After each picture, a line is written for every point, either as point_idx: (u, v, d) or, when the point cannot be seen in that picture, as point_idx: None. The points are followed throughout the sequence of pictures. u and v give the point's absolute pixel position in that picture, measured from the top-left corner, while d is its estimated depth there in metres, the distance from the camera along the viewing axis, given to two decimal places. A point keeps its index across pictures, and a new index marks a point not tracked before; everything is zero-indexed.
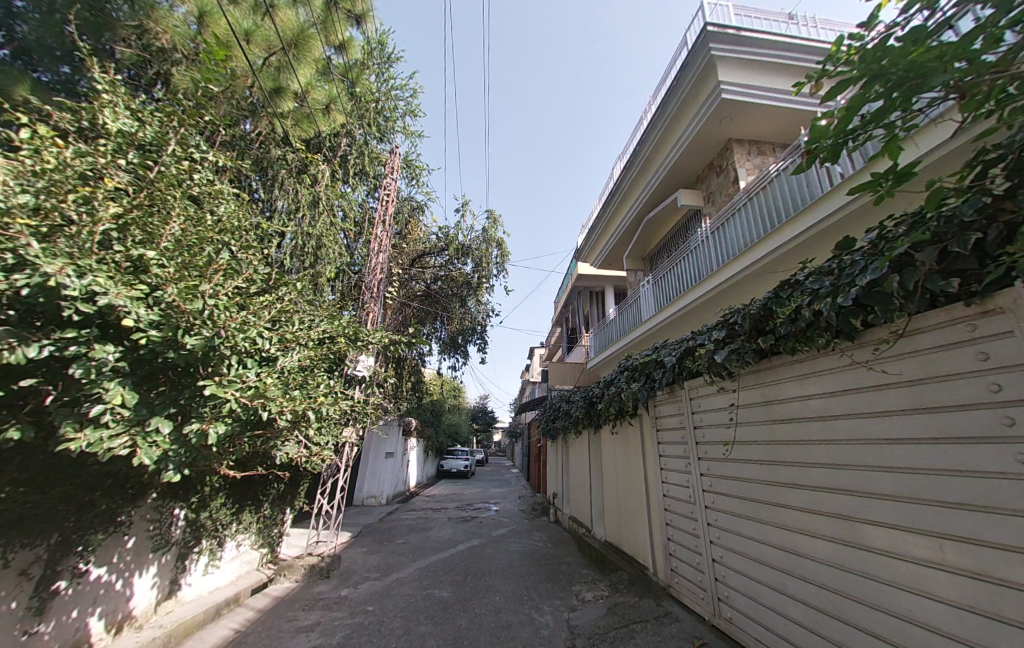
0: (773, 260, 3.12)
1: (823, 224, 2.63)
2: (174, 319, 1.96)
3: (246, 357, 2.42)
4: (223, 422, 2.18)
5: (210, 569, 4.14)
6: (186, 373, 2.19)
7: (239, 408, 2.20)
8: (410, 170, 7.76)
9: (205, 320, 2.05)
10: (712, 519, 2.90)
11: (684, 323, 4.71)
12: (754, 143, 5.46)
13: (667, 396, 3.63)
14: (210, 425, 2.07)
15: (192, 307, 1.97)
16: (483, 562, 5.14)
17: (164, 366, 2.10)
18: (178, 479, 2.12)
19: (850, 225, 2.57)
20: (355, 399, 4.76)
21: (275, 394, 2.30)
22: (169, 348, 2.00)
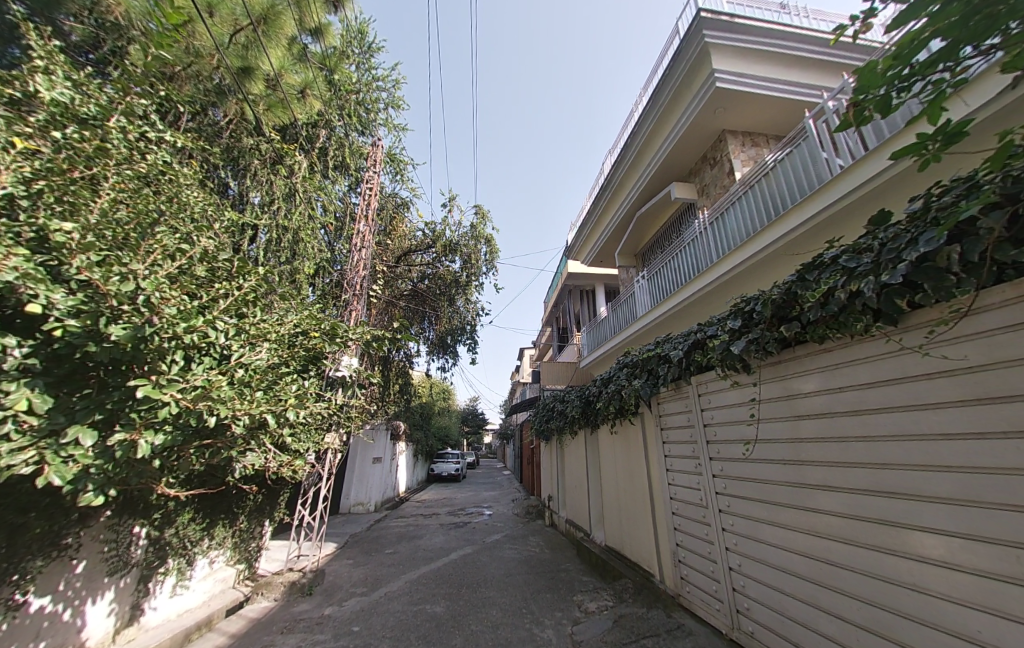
0: (794, 240, 2.92)
1: (856, 196, 2.43)
2: (97, 305, 1.63)
3: (199, 354, 2.10)
4: (160, 432, 1.83)
5: (178, 590, 3.78)
6: (118, 372, 1.86)
7: (180, 413, 1.87)
8: (393, 164, 7.44)
9: (138, 307, 1.72)
10: (727, 524, 2.70)
11: (687, 314, 4.50)
12: (748, 135, 5.27)
13: (673, 393, 3.43)
14: (140, 436, 1.72)
15: (121, 290, 1.65)
16: (478, 571, 4.86)
17: (90, 363, 1.79)
18: (101, 502, 1.77)
19: (890, 193, 2.35)
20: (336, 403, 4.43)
21: (224, 394, 1.97)
22: (93, 341, 1.68)
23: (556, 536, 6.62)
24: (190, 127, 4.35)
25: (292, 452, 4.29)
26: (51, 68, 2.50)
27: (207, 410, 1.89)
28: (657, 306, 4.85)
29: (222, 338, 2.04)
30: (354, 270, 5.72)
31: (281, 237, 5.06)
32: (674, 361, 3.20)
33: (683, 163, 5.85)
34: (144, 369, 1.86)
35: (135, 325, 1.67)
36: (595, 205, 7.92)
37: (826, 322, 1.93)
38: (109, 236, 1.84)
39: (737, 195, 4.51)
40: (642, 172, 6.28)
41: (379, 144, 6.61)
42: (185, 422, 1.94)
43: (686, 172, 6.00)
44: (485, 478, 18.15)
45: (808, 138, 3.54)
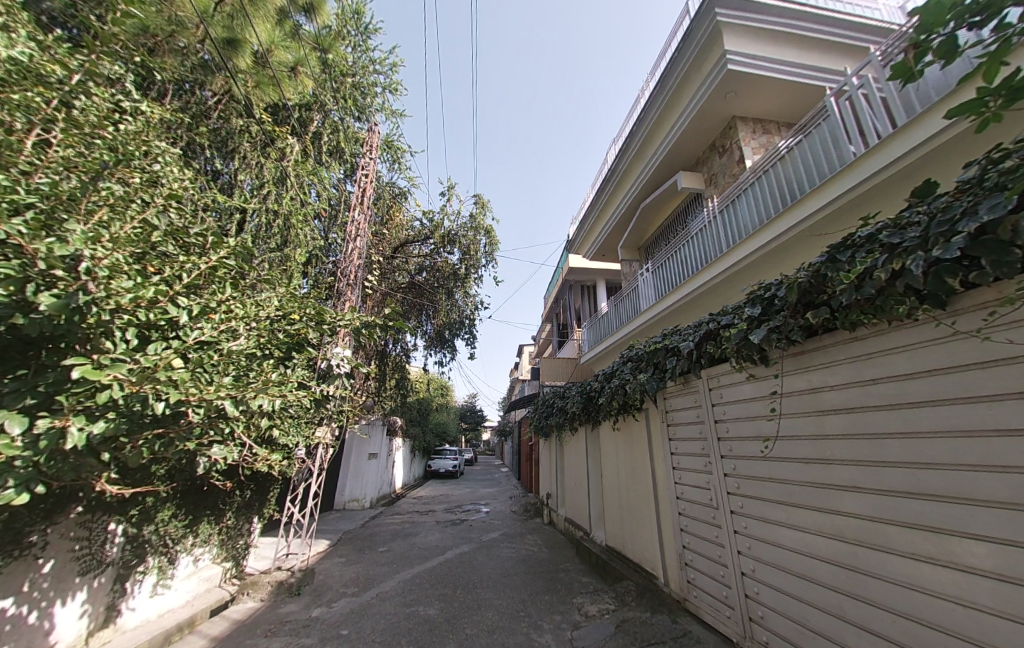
0: (821, 220, 2.73)
1: (895, 168, 2.25)
2: (28, 271, 1.42)
3: (154, 331, 1.91)
4: (99, 421, 1.61)
5: (159, 590, 3.61)
6: (54, 348, 1.67)
7: (125, 399, 1.63)
8: (390, 151, 7.22)
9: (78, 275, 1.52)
10: (739, 526, 2.52)
11: (698, 306, 4.30)
12: (759, 122, 5.07)
13: (681, 387, 3.25)
14: (70, 423, 1.50)
15: (57, 255, 1.44)
16: (475, 571, 4.69)
17: (20, 338, 1.62)
18: (27, 498, 1.53)
19: (942, 160, 2.10)
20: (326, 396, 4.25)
21: (180, 378, 1.74)
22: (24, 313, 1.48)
23: (555, 535, 6.46)
24: (173, 104, 4.14)
25: (280, 446, 4.11)
26: (12, 27, 2.28)
27: (153, 393, 1.64)
28: (665, 298, 4.65)
29: (181, 315, 1.83)
30: (349, 258, 5.50)
31: (271, 223, 4.85)
32: (683, 352, 3.02)
33: (690, 152, 5.65)
34: (86, 349, 1.69)
35: (64, 294, 1.42)
36: (597, 197, 7.70)
37: (860, 305, 1.75)
38: (50, 193, 1.63)
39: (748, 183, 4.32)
40: (647, 161, 6.08)
41: (376, 129, 6.39)
42: (133, 409, 1.74)
43: (693, 161, 5.80)
44: (483, 475, 18.04)
45: (829, 118, 3.34)
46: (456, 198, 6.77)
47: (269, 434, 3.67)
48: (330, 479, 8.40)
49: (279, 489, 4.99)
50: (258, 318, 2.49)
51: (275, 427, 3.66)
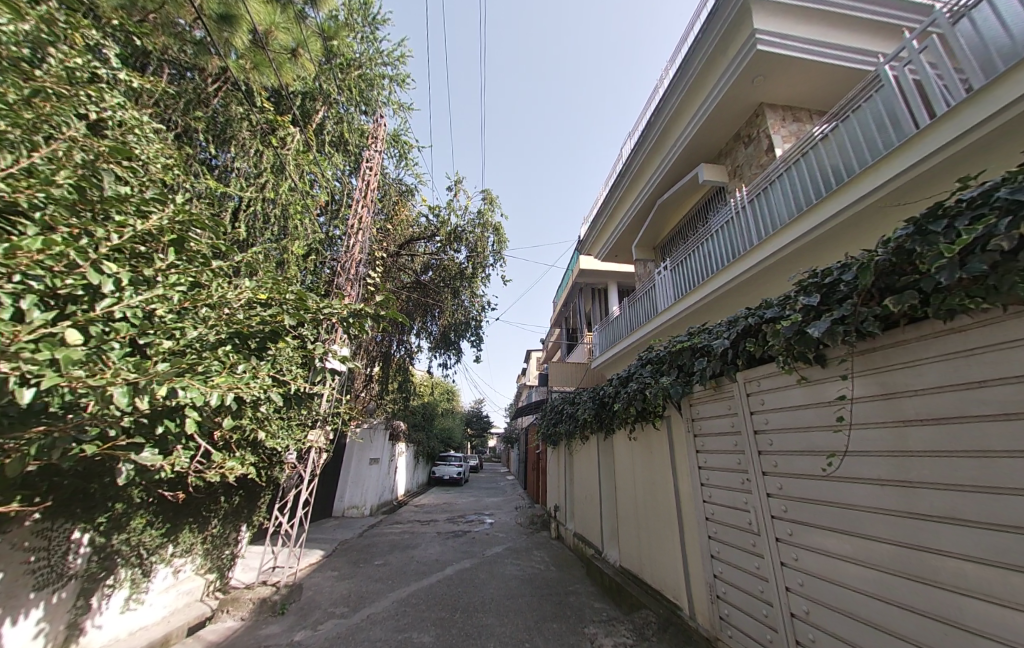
0: (895, 191, 2.38)
1: (999, 122, 1.90)
2: None
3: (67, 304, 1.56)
4: None
5: (132, 605, 3.31)
6: None
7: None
8: (397, 146, 6.97)
9: None
10: (789, 558, 2.12)
11: (731, 300, 3.93)
12: (789, 109, 4.71)
13: (711, 393, 2.87)
14: None
15: None
16: (476, 592, 4.31)
17: None
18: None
19: None
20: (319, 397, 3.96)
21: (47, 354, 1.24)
22: None
23: (564, 552, 6.02)
24: (167, 87, 3.96)
25: (268, 449, 3.80)
26: None
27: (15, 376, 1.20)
28: (690, 293, 4.27)
29: (92, 277, 1.44)
30: (349, 252, 5.23)
31: (265, 212, 4.60)
32: (714, 352, 2.66)
33: (713, 143, 5.30)
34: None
35: None
36: (611, 195, 7.38)
37: (963, 286, 1.38)
38: None
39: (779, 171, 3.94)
40: (664, 154, 5.75)
41: (382, 122, 6.16)
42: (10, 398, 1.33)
43: (715, 154, 5.45)
44: (488, 483, 17.58)
45: (883, 89, 2.99)
46: (463, 192, 6.47)
47: (252, 436, 3.36)
48: (329, 485, 8.09)
49: (269, 495, 4.69)
50: (227, 302, 2.20)
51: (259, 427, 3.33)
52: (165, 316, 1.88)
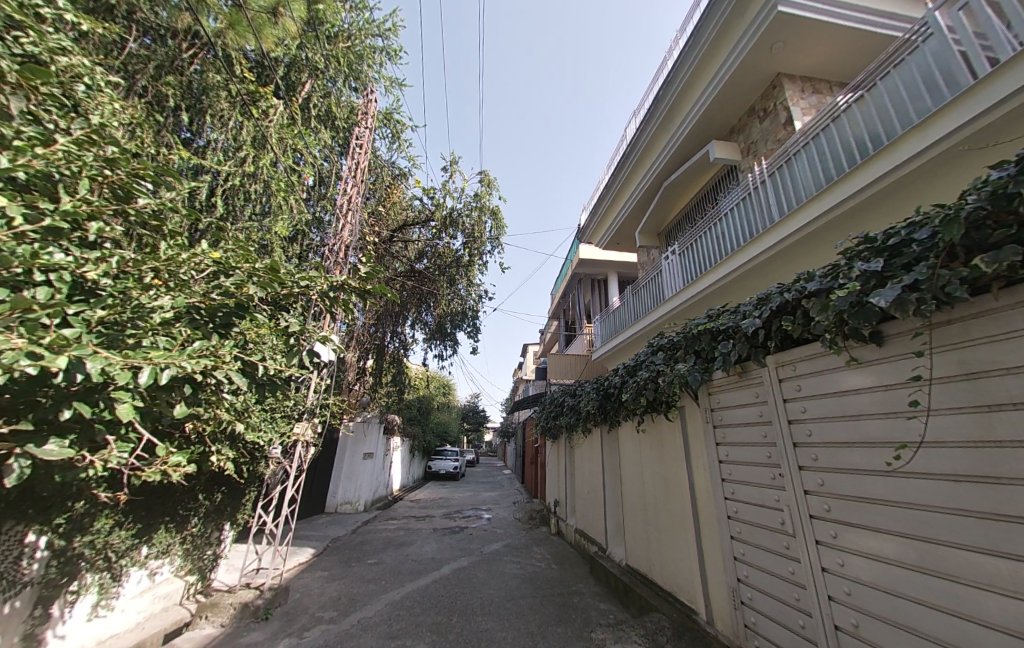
0: (981, 131, 2.15)
1: None
2: None
3: None
4: None
5: (99, 612, 3.02)
6: None
7: None
8: (389, 125, 6.57)
9: None
10: (833, 563, 1.86)
11: (764, 272, 3.70)
12: (808, 80, 4.42)
13: (733, 380, 2.59)
14: None
15: None
16: (476, 593, 4.06)
17: None
18: None
19: None
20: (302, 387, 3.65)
21: None
22: None
23: (565, 549, 5.80)
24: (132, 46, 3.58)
25: (248, 443, 3.51)
26: None
27: None
28: (717, 266, 4.03)
29: None
30: (338, 233, 4.88)
31: (243, 188, 4.23)
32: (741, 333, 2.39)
33: (724, 119, 5.01)
34: None
35: None
36: (613, 179, 7.09)
37: None
38: None
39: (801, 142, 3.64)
40: (672, 133, 5.46)
41: (373, 98, 5.78)
42: None
43: (727, 131, 5.17)
44: (484, 478, 17.42)
45: (934, 38, 2.70)
46: (459, 173, 6.11)
47: (229, 429, 3.04)
48: (321, 480, 7.80)
49: (255, 492, 4.40)
50: (187, 272, 1.91)
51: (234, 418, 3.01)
52: (91, 278, 1.59)
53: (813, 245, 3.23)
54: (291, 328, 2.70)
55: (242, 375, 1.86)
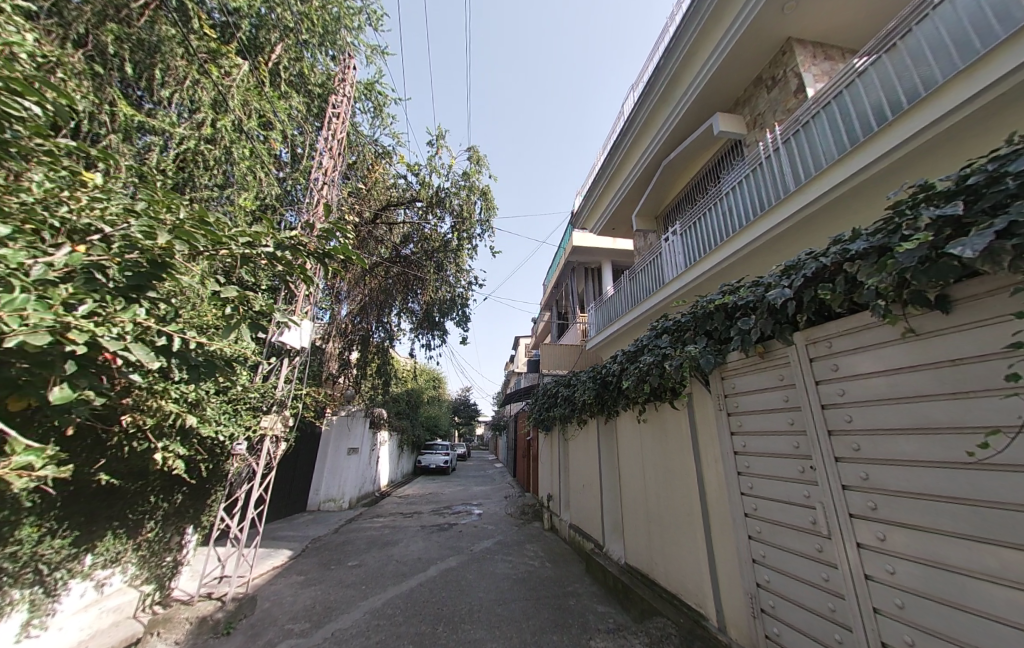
0: None
1: None
2: None
3: None
4: None
5: (31, 633, 2.61)
6: None
7: None
8: (371, 98, 6.09)
9: None
10: (877, 571, 1.59)
11: (786, 243, 3.30)
12: (820, 46, 4.11)
13: (752, 361, 2.30)
14: None
15: None
16: (464, 597, 3.76)
17: None
18: None
19: None
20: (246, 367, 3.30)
21: None
22: None
23: (559, 545, 5.54)
24: None
25: (205, 439, 3.13)
26: None
27: None
28: (729, 240, 3.65)
29: None
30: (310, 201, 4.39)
31: (200, 152, 3.79)
32: (763, 306, 2.10)
33: (728, 90, 4.70)
34: None
35: None
36: (608, 159, 6.74)
37: None
38: None
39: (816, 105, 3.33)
40: (672, 106, 5.14)
41: (351, 65, 5.31)
42: None
43: (731, 104, 4.86)
44: (475, 471, 17.15)
45: None
46: (446, 149, 5.68)
47: (177, 421, 2.69)
48: (302, 477, 7.40)
49: (221, 492, 4.02)
50: (98, 226, 1.53)
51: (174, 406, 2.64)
52: None
53: (849, 205, 2.85)
54: (224, 296, 1.87)
55: (152, 356, 1.52)
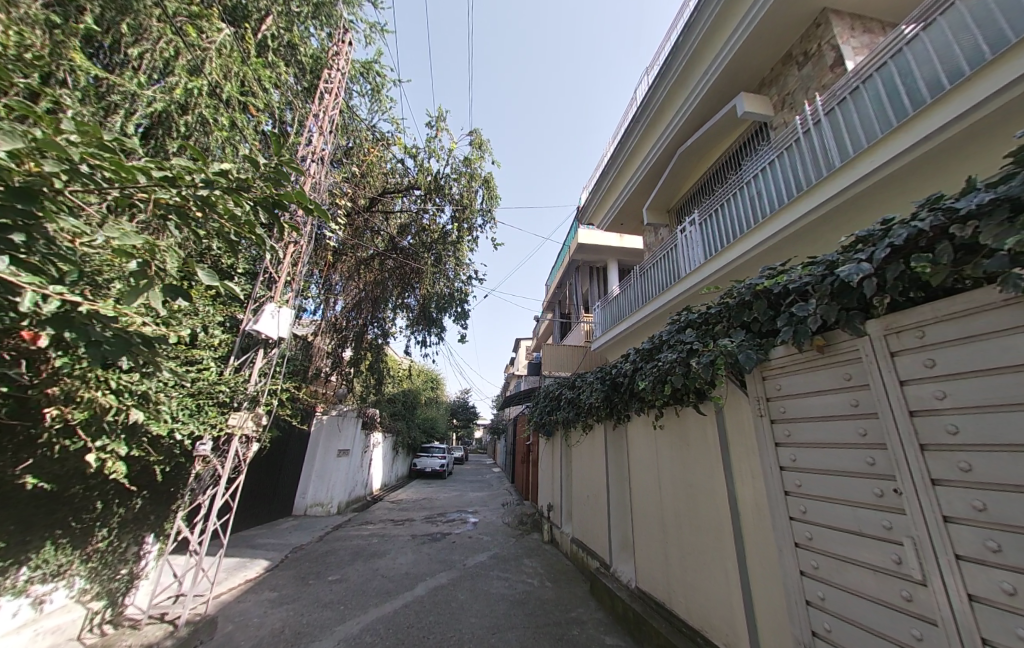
0: None
1: None
2: None
3: None
4: None
5: None
6: None
7: None
8: (368, 79, 5.67)
9: None
10: (1005, 638, 1.15)
11: (829, 227, 2.85)
12: (858, 18, 3.73)
13: (806, 358, 1.89)
14: None
15: None
16: (454, 623, 3.33)
17: None
18: None
19: None
20: (189, 355, 2.91)
21: None
22: None
23: (559, 561, 5.11)
24: None
25: (150, 437, 2.70)
26: None
27: None
28: (759, 226, 3.25)
29: None
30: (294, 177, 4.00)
31: (172, 117, 3.45)
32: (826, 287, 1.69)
33: (753, 68, 4.33)
34: None
35: None
36: (619, 149, 6.37)
37: None
38: None
39: (860, 74, 2.97)
40: (690, 89, 4.77)
41: (347, 39, 4.93)
42: None
43: (756, 85, 4.49)
44: (472, 476, 16.71)
45: None
46: (446, 130, 5.29)
47: (126, 420, 2.36)
48: (288, 480, 6.96)
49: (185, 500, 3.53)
50: None
51: (118, 400, 2.27)
52: None
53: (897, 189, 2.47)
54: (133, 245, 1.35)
55: None
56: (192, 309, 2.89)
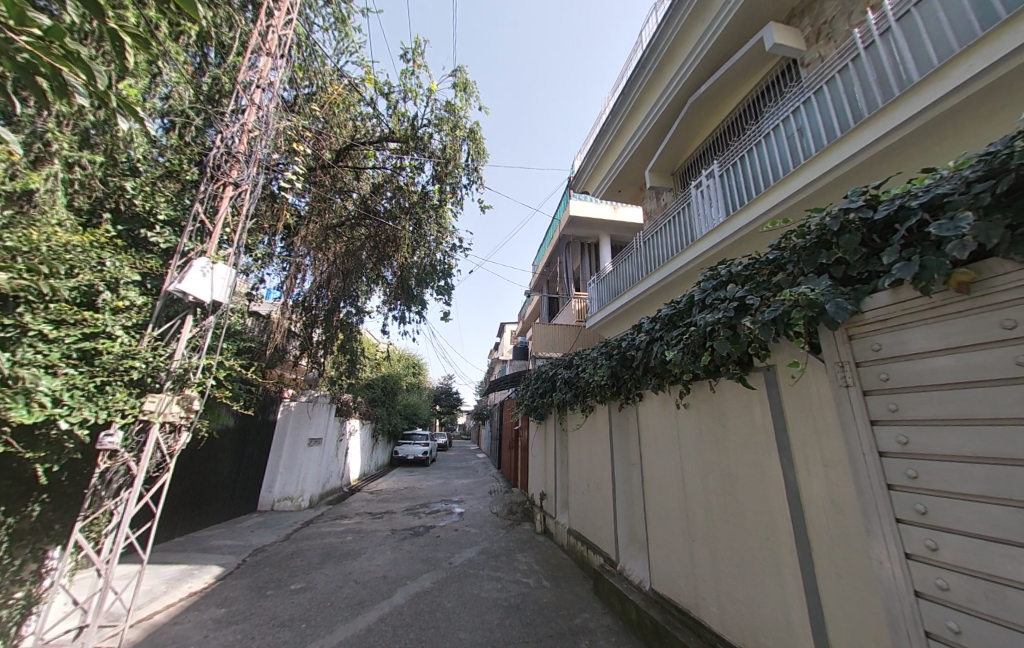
0: None
1: None
2: None
3: None
4: None
5: None
6: None
7: None
8: (330, 6, 4.70)
9: None
10: None
11: (891, 164, 2.30)
12: None
13: (929, 305, 1.37)
14: None
15: None
16: (441, 641, 2.78)
17: None
18: None
19: None
20: (77, 316, 2.19)
21: None
22: None
23: (556, 555, 4.68)
24: None
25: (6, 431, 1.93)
26: None
27: None
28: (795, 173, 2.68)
29: None
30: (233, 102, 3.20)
31: None
32: (979, 197, 1.20)
33: None
34: None
35: None
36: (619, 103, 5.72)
37: None
38: None
39: None
40: (707, 23, 4.14)
41: None
42: None
43: (783, 17, 3.91)
44: (456, 462, 16.27)
45: None
46: (425, 67, 4.51)
47: None
48: (251, 473, 6.24)
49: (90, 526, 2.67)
50: None
51: None
52: None
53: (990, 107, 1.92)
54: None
55: None
56: (76, 261, 2.20)
